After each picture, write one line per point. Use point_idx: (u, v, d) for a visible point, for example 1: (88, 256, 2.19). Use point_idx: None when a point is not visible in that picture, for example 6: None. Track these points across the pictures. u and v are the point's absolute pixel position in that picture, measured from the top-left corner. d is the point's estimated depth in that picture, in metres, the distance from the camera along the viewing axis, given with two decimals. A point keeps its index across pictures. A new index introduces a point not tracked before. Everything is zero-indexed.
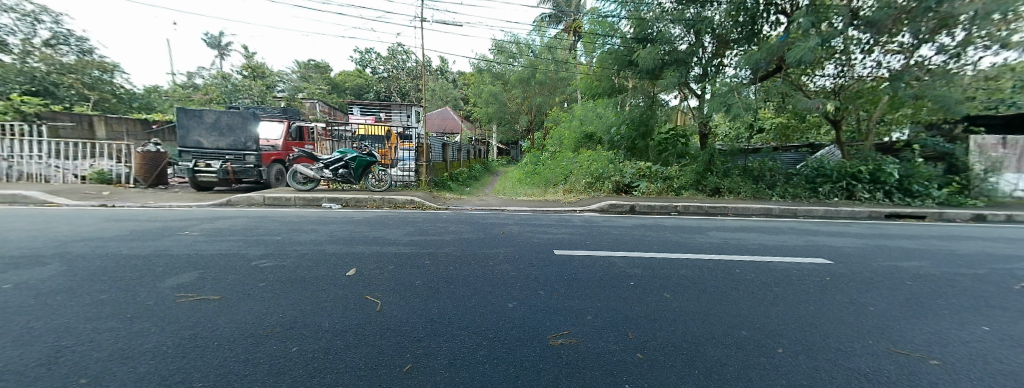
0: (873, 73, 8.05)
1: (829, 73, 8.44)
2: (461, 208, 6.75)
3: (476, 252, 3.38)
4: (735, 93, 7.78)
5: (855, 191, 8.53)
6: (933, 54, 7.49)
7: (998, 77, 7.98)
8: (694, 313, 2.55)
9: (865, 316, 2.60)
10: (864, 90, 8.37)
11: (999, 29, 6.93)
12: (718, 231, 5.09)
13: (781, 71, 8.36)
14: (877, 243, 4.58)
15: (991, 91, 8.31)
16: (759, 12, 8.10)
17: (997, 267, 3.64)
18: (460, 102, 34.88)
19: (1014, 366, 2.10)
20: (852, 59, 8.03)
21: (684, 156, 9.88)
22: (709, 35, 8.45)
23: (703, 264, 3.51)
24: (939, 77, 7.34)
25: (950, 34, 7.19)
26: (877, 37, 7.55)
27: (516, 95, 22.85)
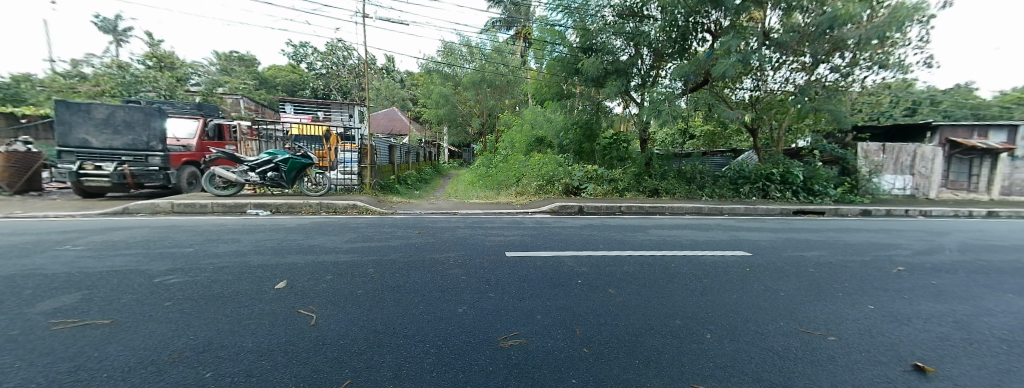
0: (782, 88, 9.19)
1: (746, 86, 9.53)
2: (410, 212, 6.55)
3: (422, 257, 3.28)
4: (668, 102, 8.49)
5: (770, 191, 9.73)
6: (828, 73, 8.76)
7: (877, 94, 9.46)
8: (635, 306, 2.71)
9: (780, 301, 2.93)
10: (773, 102, 9.56)
11: (874, 54, 8.28)
12: (657, 229, 5.46)
13: (708, 83, 9.24)
14: (789, 236, 5.22)
15: (869, 104, 9.86)
16: (690, 30, 8.78)
17: (878, 254, 4.34)
18: (408, 103, 33.87)
19: (891, 337, 2.50)
20: (765, 75, 9.07)
21: (627, 159, 10.55)
22: (646, 48, 9.05)
23: (645, 261, 3.74)
24: (831, 93, 8.60)
25: (841, 57, 8.44)
26: (784, 56, 8.67)
27: (468, 97, 22.72)
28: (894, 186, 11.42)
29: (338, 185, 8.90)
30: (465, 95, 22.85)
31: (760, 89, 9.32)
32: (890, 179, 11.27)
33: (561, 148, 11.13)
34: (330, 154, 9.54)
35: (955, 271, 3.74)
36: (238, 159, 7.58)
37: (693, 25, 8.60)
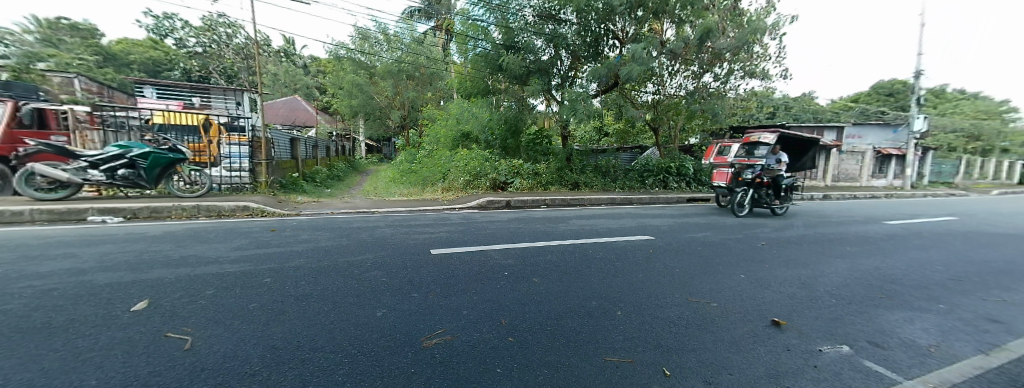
0: (678, 92, 10.51)
1: (650, 90, 10.58)
2: (319, 212, 5.99)
3: (334, 261, 3.01)
4: (583, 102, 9.19)
5: (669, 183, 11.24)
6: (712, 81, 10.25)
7: (747, 100, 11.45)
8: (556, 293, 2.86)
9: (677, 278, 3.38)
10: (671, 104, 10.83)
11: (743, 66, 9.98)
12: (578, 219, 5.86)
13: (618, 86, 10.16)
14: (685, 221, 6.07)
15: (742, 108, 11.85)
16: (602, 36, 9.53)
17: (748, 232, 5.29)
18: (316, 92, 30.41)
19: (756, 299, 3.06)
20: (664, 80, 10.31)
21: (550, 155, 11.06)
22: (565, 49, 9.58)
23: (566, 249, 3.99)
24: (712, 98, 10.13)
25: (720, 68, 10.00)
26: (678, 64, 9.96)
27: (386, 88, 21.22)
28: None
29: (225, 183, 7.74)
30: (382, 85, 21.29)
31: (661, 93, 10.54)
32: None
33: (488, 144, 11.30)
34: (211, 148, 8.11)
35: (798, 243, 4.76)
36: (70, 153, 6.00)
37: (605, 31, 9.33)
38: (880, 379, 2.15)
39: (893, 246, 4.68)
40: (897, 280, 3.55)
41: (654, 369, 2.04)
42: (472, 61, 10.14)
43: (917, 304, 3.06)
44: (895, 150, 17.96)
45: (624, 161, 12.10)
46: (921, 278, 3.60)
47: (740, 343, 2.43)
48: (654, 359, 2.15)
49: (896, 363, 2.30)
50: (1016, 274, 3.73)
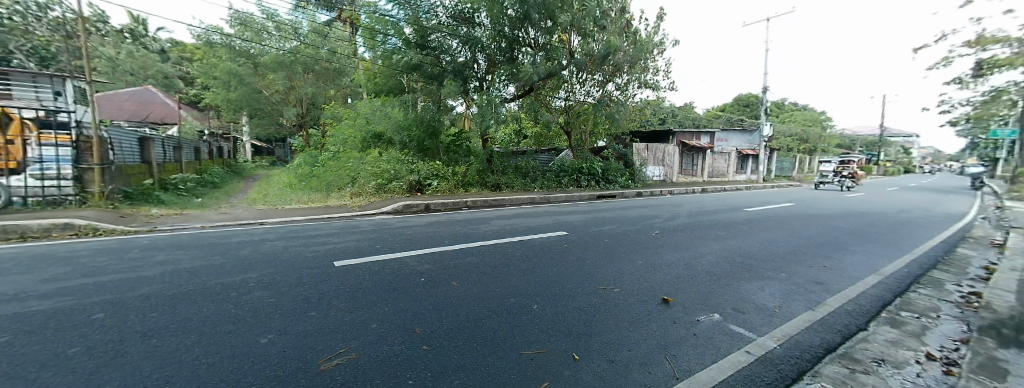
0: (587, 99, 11.51)
1: (561, 97, 11.45)
2: (185, 227, 5.06)
3: (204, 285, 2.55)
4: (494, 107, 9.48)
5: (581, 182, 12.27)
6: (615, 90, 11.42)
7: (643, 108, 13.00)
8: (475, 294, 2.87)
9: (586, 268, 3.69)
10: (581, 109, 11.75)
11: (638, 77, 11.34)
12: (498, 219, 5.98)
13: (533, 91, 10.84)
14: (595, 216, 6.66)
15: (640, 114, 13.39)
16: (516, 42, 9.77)
17: (645, 223, 6.03)
18: (186, 83, 25.24)
19: (650, 281, 3.50)
20: (574, 87, 11.22)
21: (471, 156, 11.16)
22: (480, 52, 9.73)
23: (485, 249, 4.04)
24: (614, 105, 11.23)
25: (620, 79, 11.21)
26: (584, 73, 10.88)
27: (277, 81, 18.55)
28: (653, 175, 16.21)
29: (37, 196, 6.08)
30: (272, 78, 18.54)
31: (571, 99, 11.47)
32: (652, 170, 15.93)
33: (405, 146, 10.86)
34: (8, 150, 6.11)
35: (682, 230, 5.59)
36: None
37: (516, 38, 9.66)
38: (740, 338, 2.64)
39: (750, 228, 5.80)
40: (752, 255, 4.41)
41: (564, 355, 2.17)
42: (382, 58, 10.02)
43: (766, 274, 3.83)
44: (749, 150, 22.36)
45: (542, 162, 12.77)
46: (768, 253, 4.53)
47: (638, 321, 2.75)
48: (565, 346, 2.29)
49: (751, 324, 2.84)
50: (826, 245, 4.93)
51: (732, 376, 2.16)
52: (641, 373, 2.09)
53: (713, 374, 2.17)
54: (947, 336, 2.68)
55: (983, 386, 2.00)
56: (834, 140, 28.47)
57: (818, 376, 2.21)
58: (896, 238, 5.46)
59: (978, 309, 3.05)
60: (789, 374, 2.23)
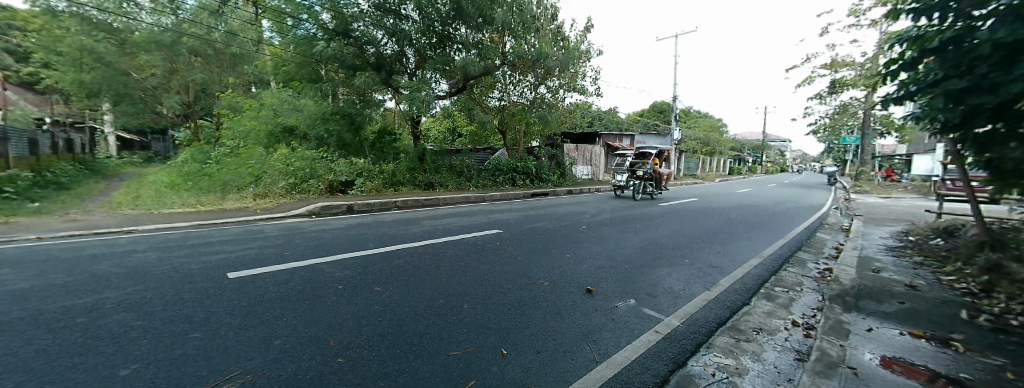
0: (521, 100, 11.83)
1: (496, 96, 11.63)
2: (11, 239, 3.99)
3: (37, 311, 2.05)
4: (426, 99, 9.23)
5: (516, 180, 12.70)
6: (547, 93, 11.94)
7: (573, 110, 13.77)
8: (401, 297, 2.75)
9: (517, 265, 3.77)
10: (515, 110, 11.98)
11: (568, 81, 11.95)
12: (430, 219, 5.83)
13: (466, 89, 11.08)
14: (527, 213, 6.87)
15: (571, 117, 14.18)
16: (446, 38, 9.84)
17: (573, 219, 6.40)
18: (15, 59, 19.68)
19: (575, 273, 3.71)
20: (508, 87, 11.48)
21: (401, 153, 10.90)
22: (409, 46, 9.59)
23: (414, 251, 3.91)
24: (546, 107, 11.78)
25: (551, 82, 11.76)
26: (517, 74, 11.20)
27: (153, 63, 15.45)
28: (582, 174, 17.44)
29: None
30: (145, 59, 15.36)
31: (505, 100, 11.72)
32: (581, 169, 17.22)
33: (321, 141, 10.41)
34: None
35: (605, 224, 6.04)
36: None
37: (446, 34, 9.64)
38: (651, 320, 2.95)
39: (663, 221, 6.51)
40: (662, 245, 4.94)
41: (493, 352, 2.20)
42: (294, 45, 9.53)
43: (672, 261, 4.32)
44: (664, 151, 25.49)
45: (476, 161, 12.88)
46: (675, 242, 5.12)
47: (563, 312, 2.90)
48: (494, 342, 2.31)
49: (660, 307, 3.18)
50: (721, 234, 5.74)
51: (641, 354, 2.42)
52: (564, 360, 2.22)
53: (627, 354, 2.39)
54: (806, 305, 3.33)
55: (831, 349, 2.50)
56: (729, 144, 33.42)
57: (711, 347, 2.60)
58: (773, 226, 6.60)
59: (829, 282, 3.84)
60: (688, 347, 2.57)
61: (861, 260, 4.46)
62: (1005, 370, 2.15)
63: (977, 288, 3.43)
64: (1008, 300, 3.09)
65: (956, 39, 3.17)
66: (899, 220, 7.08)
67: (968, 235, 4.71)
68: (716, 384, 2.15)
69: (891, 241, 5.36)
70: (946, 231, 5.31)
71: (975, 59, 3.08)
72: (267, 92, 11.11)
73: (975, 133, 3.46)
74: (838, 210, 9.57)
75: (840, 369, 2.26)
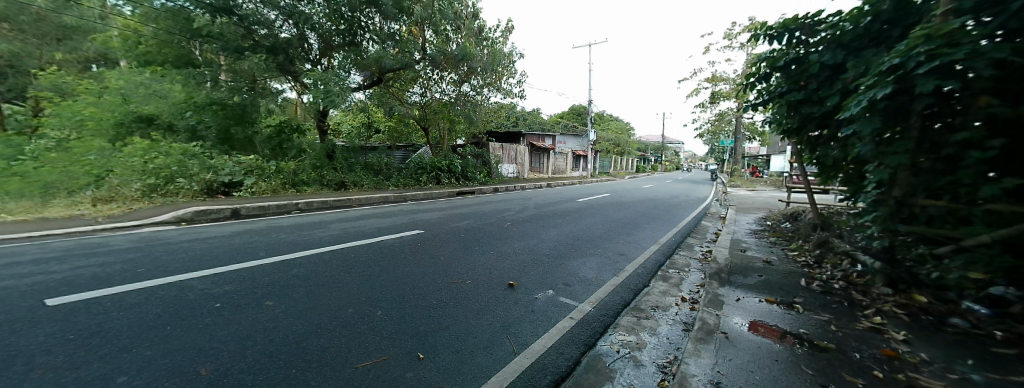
0: (442, 97, 11.77)
1: (417, 92, 11.45)
2: None
3: None
4: (339, 92, 8.65)
5: (441, 179, 13.15)
6: (470, 90, 12.04)
7: (498, 110, 14.06)
8: (299, 310, 2.47)
9: (437, 266, 3.69)
10: (438, 107, 11.93)
11: (493, 81, 12.19)
12: (340, 222, 5.40)
13: (382, 82, 10.96)
14: (451, 213, 6.79)
15: (496, 117, 14.45)
16: (357, 27, 9.42)
17: (497, 216, 6.52)
18: None
19: (496, 270, 3.77)
20: (430, 83, 11.29)
21: (303, 151, 10.51)
22: (309, 29, 8.76)
23: (319, 258, 3.56)
24: (470, 104, 11.97)
25: (475, 80, 11.84)
26: (439, 71, 11.07)
27: None
28: (507, 172, 18.81)
29: None
30: None
31: (427, 96, 11.61)
32: (507, 167, 18.57)
33: (194, 134, 8.97)
34: None
35: (526, 220, 6.27)
36: None
37: (357, 21, 9.22)
38: (567, 308, 3.15)
39: (580, 215, 7.04)
40: (577, 238, 5.33)
41: (408, 357, 2.10)
42: (154, 17, 8.19)
43: (587, 252, 4.68)
44: (580, 151, 28.71)
45: (395, 159, 12.86)
46: (587, 234, 5.57)
47: (484, 309, 2.93)
48: (411, 347, 2.21)
49: (575, 295, 3.41)
50: (628, 225, 6.43)
51: (557, 340, 2.57)
52: (484, 356, 2.24)
53: (543, 343, 2.51)
54: (692, 283, 3.91)
55: (709, 317, 2.99)
56: (635, 144, 38.09)
57: (617, 327, 2.89)
58: (669, 217, 7.63)
59: (709, 262, 4.57)
60: (597, 329, 2.82)
61: (734, 242, 5.40)
62: (826, 324, 2.81)
63: (810, 261, 4.41)
64: (831, 269, 4.03)
65: (797, 60, 4.15)
66: (761, 208, 8.73)
67: (805, 218, 6.02)
68: (620, 359, 2.39)
69: (755, 226, 6.59)
70: (791, 216, 6.69)
71: (812, 76, 4.03)
72: (111, 70, 8.74)
73: (808, 138, 4.43)
74: (718, 201, 11.52)
75: (715, 334, 2.70)
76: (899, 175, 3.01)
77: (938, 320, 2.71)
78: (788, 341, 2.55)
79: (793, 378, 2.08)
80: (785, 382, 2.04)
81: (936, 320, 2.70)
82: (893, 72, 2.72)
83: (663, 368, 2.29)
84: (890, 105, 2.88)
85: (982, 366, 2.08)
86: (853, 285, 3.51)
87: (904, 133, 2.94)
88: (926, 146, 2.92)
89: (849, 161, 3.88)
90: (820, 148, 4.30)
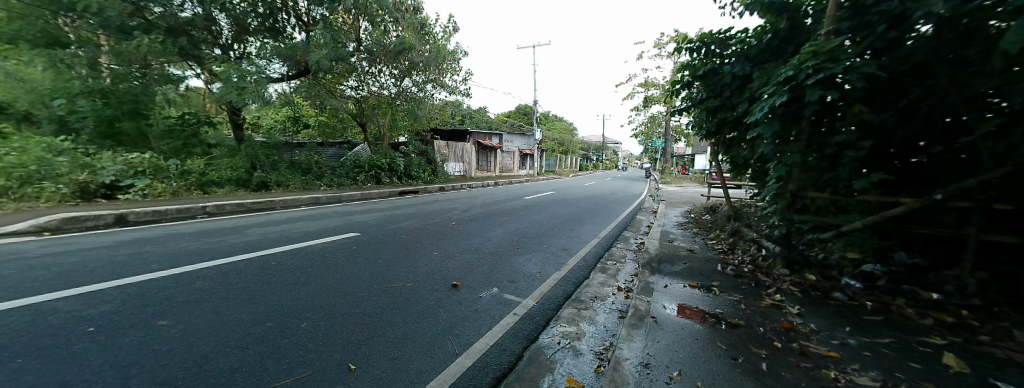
0: (381, 91, 11.50)
1: (350, 85, 10.95)
2: None
3: None
4: (257, 84, 8.19)
5: (381, 178, 12.75)
6: (412, 86, 11.82)
7: (442, 108, 13.97)
8: (204, 328, 2.18)
9: (374, 270, 3.50)
10: (377, 101, 11.64)
11: (437, 78, 12.08)
12: (257, 227, 4.88)
13: (310, 73, 10.15)
14: (391, 213, 6.53)
15: (440, 114, 14.35)
16: (278, 10, 8.85)
17: (441, 215, 6.40)
18: None
19: (438, 271, 3.68)
20: (366, 77, 10.95)
21: (213, 147, 9.39)
22: (219, 10, 7.96)
23: (233, 268, 3.19)
24: (413, 101, 11.80)
25: (417, 75, 11.62)
26: (378, 65, 10.71)
27: None
28: (453, 170, 18.66)
29: None
30: None
31: (363, 90, 11.21)
32: (453, 166, 18.41)
33: (64, 126, 7.33)
34: None
35: (471, 219, 6.23)
36: None
37: (277, 5, 8.70)
38: (511, 304, 3.19)
39: (526, 213, 7.18)
40: (521, 234, 5.44)
41: (337, 369, 1.96)
42: None
43: (532, 248, 4.80)
44: (527, 149, 29.40)
45: (328, 157, 12.28)
46: (531, 231, 5.71)
47: (425, 311, 2.84)
48: (340, 358, 2.06)
49: (519, 291, 3.47)
50: (571, 221, 6.72)
51: (500, 337, 2.58)
52: (423, 360, 2.17)
53: (486, 341, 2.51)
54: (627, 273, 4.21)
55: (639, 303, 3.23)
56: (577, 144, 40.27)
57: (559, 319, 3.00)
58: (608, 212, 8.13)
59: (642, 253, 4.96)
60: (540, 323, 2.90)
61: (663, 234, 5.92)
62: (737, 303, 3.19)
63: (725, 248, 5.00)
64: (742, 254, 4.60)
65: (713, 70, 4.64)
66: (685, 202, 9.74)
67: (721, 211, 6.82)
68: (560, 350, 2.48)
69: (681, 218, 7.31)
70: (710, 209, 7.55)
71: (725, 85, 4.54)
72: None
73: (723, 139, 4.99)
74: (651, 196, 12.59)
75: (646, 319, 2.94)
76: (793, 172, 3.51)
77: (824, 294, 3.23)
78: (707, 321, 2.85)
79: (708, 353, 2.34)
80: (701, 358, 2.28)
81: (822, 295, 3.21)
82: (789, 82, 3.18)
83: (600, 355, 2.42)
84: (786, 111, 3.32)
85: (856, 331, 2.52)
86: (759, 268, 4.04)
87: (796, 136, 3.44)
88: (814, 146, 3.42)
89: (755, 160, 4.45)
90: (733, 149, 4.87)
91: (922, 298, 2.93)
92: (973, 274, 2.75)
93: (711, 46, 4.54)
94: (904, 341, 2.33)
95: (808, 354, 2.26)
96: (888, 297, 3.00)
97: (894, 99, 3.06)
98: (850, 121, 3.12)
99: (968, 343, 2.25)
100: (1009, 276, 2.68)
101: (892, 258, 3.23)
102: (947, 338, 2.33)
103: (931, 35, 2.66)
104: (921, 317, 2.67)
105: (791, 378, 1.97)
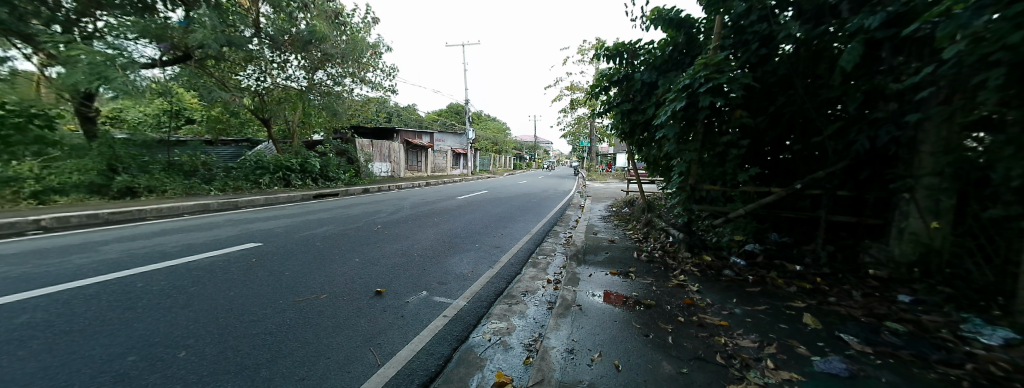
0: (290, 84, 10.54)
1: (248, 75, 9.83)
2: None
3: None
4: (119, 68, 6.85)
5: (290, 180, 11.52)
6: (326, 79, 10.97)
7: (365, 104, 13.19)
8: (33, 374, 1.72)
9: (280, 284, 3.13)
10: (283, 95, 10.69)
11: (357, 72, 11.39)
12: (119, 242, 4.02)
13: (194, 59, 8.78)
14: (303, 218, 5.92)
15: (363, 111, 13.55)
16: None
17: (364, 219, 6.01)
18: None
19: (358, 279, 3.43)
20: (269, 69, 9.95)
21: (51, 146, 7.27)
22: None
23: (82, 294, 2.58)
24: (328, 95, 11.06)
25: (332, 67, 10.81)
26: (282, 53, 9.84)
27: None
28: (380, 171, 17.70)
29: None
30: None
31: (264, 81, 10.10)
32: (379, 166, 17.45)
33: None
34: None
35: (399, 222, 5.94)
36: None
37: None
38: (441, 307, 3.11)
39: (458, 213, 7.09)
40: (451, 235, 5.35)
41: None
42: None
43: (463, 248, 4.75)
44: (460, 149, 29.16)
45: (219, 156, 11.01)
46: (461, 231, 5.65)
47: (343, 323, 2.64)
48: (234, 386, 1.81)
49: (449, 293, 3.41)
50: (503, 220, 6.82)
51: (427, 342, 2.50)
52: (338, 375, 2.01)
53: (412, 347, 2.41)
54: (556, 266, 4.42)
55: (567, 293, 3.42)
56: (510, 143, 41.36)
57: (490, 316, 3.02)
58: (539, 210, 8.41)
59: (570, 246, 5.26)
60: (470, 322, 2.88)
61: (588, 227, 6.33)
62: (649, 286, 3.55)
63: (641, 237, 5.53)
64: (654, 241, 5.14)
65: (626, 77, 5.09)
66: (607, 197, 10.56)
67: (636, 204, 7.53)
68: (491, 347, 2.50)
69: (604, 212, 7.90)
70: (628, 203, 8.30)
71: (637, 90, 5.03)
72: None
73: (635, 139, 5.51)
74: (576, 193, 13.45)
75: (572, 307, 3.11)
76: (692, 168, 4.02)
77: (718, 272, 3.72)
78: (626, 305, 3.13)
79: (624, 333, 2.56)
80: (617, 338, 2.49)
81: (716, 273, 3.71)
82: (686, 89, 3.62)
83: (528, 347, 2.50)
84: (685, 115, 3.76)
85: (740, 302, 2.98)
86: (668, 253, 4.53)
87: (694, 136, 3.94)
88: (708, 145, 3.96)
89: (663, 158, 5.00)
90: (645, 148, 5.41)
91: (789, 270, 3.46)
92: (824, 248, 3.48)
93: (624, 55, 4.99)
94: (776, 307, 2.82)
95: (703, 324, 2.62)
96: (765, 271, 3.54)
97: (766, 105, 3.69)
98: (734, 124, 3.68)
99: (821, 304, 2.78)
100: (848, 248, 3.40)
101: (768, 238, 3.96)
102: (806, 301, 2.86)
103: (791, 55, 3.31)
104: (788, 286, 3.21)
105: (691, 347, 2.25)
